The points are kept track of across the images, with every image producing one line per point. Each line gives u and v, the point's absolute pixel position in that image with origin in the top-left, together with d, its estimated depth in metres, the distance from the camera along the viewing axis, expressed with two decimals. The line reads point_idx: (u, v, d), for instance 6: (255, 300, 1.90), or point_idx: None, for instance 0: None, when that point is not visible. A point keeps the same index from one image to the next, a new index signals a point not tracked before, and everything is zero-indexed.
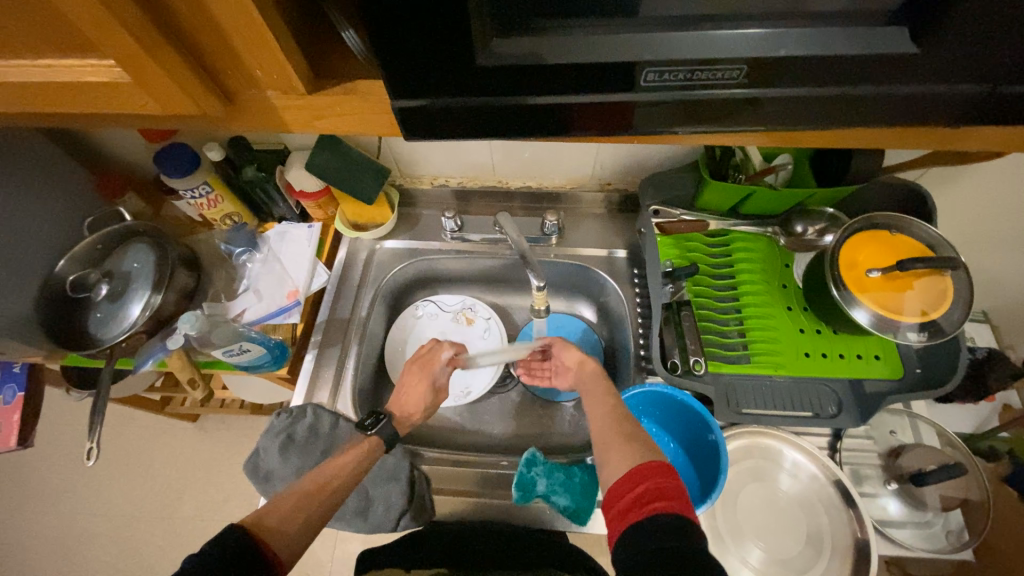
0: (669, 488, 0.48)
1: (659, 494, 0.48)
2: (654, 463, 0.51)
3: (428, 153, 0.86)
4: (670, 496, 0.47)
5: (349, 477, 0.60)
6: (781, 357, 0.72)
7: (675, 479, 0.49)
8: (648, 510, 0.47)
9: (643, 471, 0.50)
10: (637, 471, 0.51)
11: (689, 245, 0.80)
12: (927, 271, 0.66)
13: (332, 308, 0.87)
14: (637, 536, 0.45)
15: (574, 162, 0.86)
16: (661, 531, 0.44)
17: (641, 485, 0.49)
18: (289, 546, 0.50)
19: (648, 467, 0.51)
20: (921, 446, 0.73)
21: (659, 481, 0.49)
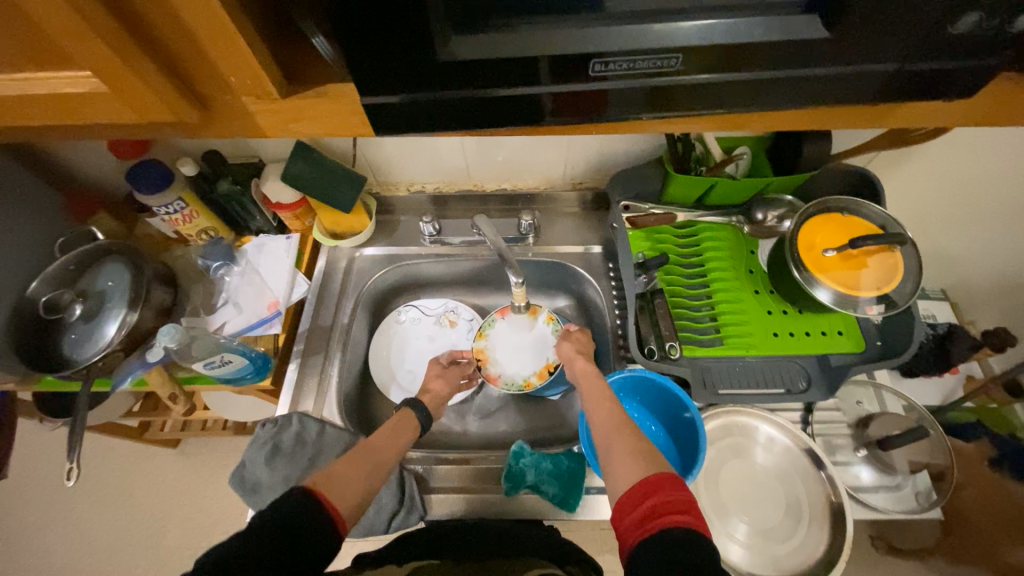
0: (681, 501, 0.46)
1: (667, 510, 0.46)
2: (664, 474, 0.49)
3: (404, 159, 0.87)
4: (682, 510, 0.46)
5: (394, 444, 0.64)
6: (752, 337, 0.76)
7: (685, 492, 0.48)
8: (659, 524, 0.45)
9: (653, 484, 0.48)
10: (646, 483, 0.49)
11: (659, 236, 0.83)
12: (878, 248, 0.70)
13: (314, 317, 0.87)
14: (648, 552, 0.43)
15: (546, 162, 0.89)
16: (672, 546, 0.42)
17: (652, 498, 0.47)
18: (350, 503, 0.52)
19: (657, 479, 0.49)
20: (886, 413, 0.78)
21: (670, 494, 0.47)
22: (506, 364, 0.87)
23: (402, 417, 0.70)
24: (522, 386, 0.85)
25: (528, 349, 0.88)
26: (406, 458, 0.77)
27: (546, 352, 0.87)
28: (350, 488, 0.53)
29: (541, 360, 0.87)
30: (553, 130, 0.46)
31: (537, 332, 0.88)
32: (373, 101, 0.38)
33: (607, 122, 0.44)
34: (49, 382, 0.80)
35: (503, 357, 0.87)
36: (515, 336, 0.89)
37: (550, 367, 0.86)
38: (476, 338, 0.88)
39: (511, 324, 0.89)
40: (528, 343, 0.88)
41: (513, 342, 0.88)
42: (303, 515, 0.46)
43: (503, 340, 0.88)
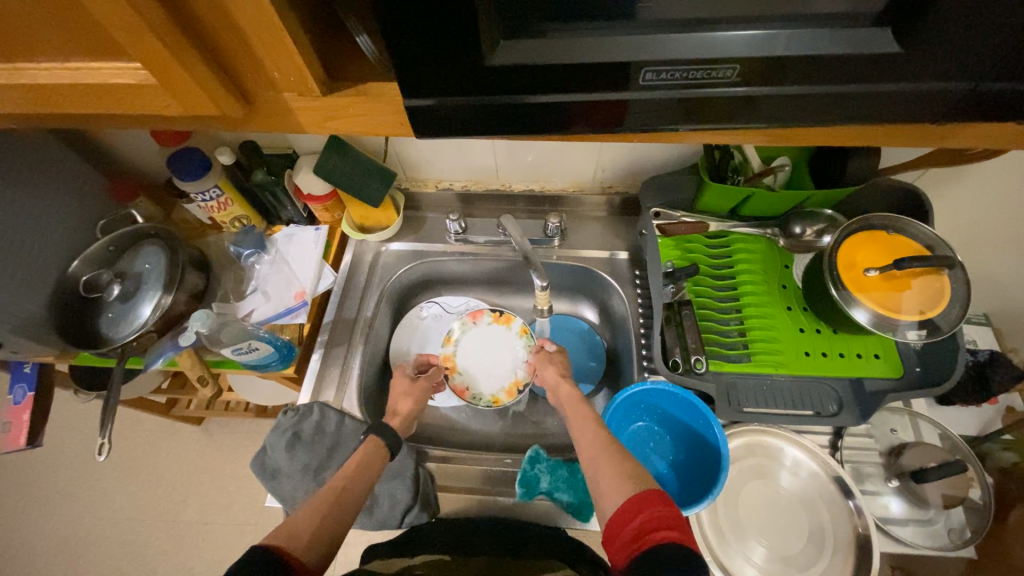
0: (665, 517, 0.47)
1: (653, 527, 0.46)
2: (648, 492, 0.50)
3: (434, 156, 0.87)
4: (667, 526, 0.46)
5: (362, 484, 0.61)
6: (782, 355, 0.73)
7: (671, 508, 0.48)
8: (644, 542, 0.45)
9: (638, 502, 0.49)
10: (632, 502, 0.49)
11: (689, 246, 0.81)
12: (924, 270, 0.67)
13: (339, 309, 0.88)
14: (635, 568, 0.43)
15: (576, 165, 0.88)
16: (665, 558, 0.42)
17: (638, 518, 0.47)
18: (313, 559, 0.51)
19: (644, 496, 0.49)
20: (922, 444, 0.74)
21: (655, 512, 0.47)
22: (474, 375, 0.86)
23: (367, 447, 0.65)
24: (489, 401, 0.83)
25: (499, 361, 0.87)
26: (423, 454, 0.77)
27: (516, 367, 0.86)
28: (314, 541, 0.52)
29: (510, 375, 0.85)
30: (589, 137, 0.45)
31: (508, 344, 0.87)
32: (412, 104, 0.38)
33: (646, 132, 0.42)
34: (86, 358, 0.84)
35: (471, 367, 0.86)
36: (485, 345, 0.88)
37: (519, 384, 0.84)
38: (445, 343, 0.88)
39: (482, 332, 0.88)
40: (498, 355, 0.87)
41: (483, 352, 0.87)
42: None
43: (472, 348, 0.88)
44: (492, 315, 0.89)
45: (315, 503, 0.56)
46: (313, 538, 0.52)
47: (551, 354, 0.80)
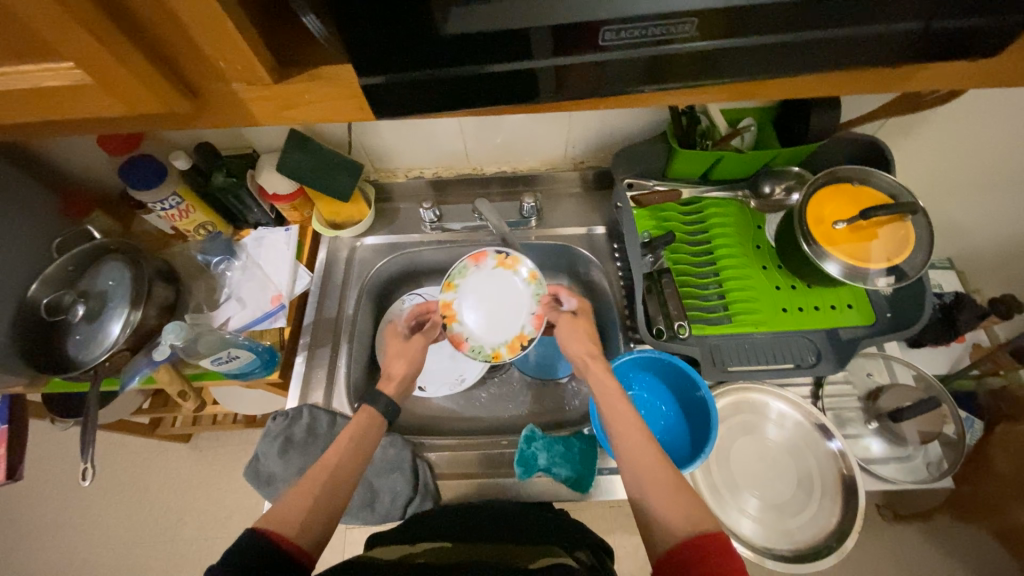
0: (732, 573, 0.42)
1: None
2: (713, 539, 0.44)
3: (403, 143, 0.85)
4: None
5: (362, 456, 0.61)
6: (761, 314, 0.76)
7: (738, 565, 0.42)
8: None
9: (701, 548, 0.44)
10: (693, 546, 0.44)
11: (664, 215, 0.83)
12: (889, 219, 0.69)
13: (319, 308, 0.87)
14: None
15: (546, 141, 0.87)
16: None
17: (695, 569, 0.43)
18: (314, 539, 0.51)
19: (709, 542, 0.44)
20: (897, 385, 0.77)
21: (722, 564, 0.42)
22: (475, 326, 0.79)
23: (361, 415, 0.65)
24: (490, 356, 0.77)
25: (504, 307, 0.80)
26: (417, 445, 0.77)
27: (523, 318, 0.79)
28: (308, 522, 0.52)
29: (514, 328, 0.79)
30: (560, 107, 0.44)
31: (514, 290, 0.81)
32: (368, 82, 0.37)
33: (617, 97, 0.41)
34: (59, 383, 0.81)
35: (472, 316, 0.80)
36: (489, 289, 0.81)
37: (526, 338, 0.78)
38: (445, 289, 0.81)
39: (485, 274, 0.81)
40: (505, 306, 0.80)
41: (486, 296, 0.81)
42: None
43: (475, 293, 0.81)
44: (496, 256, 0.81)
45: (304, 486, 0.55)
46: (309, 518, 0.52)
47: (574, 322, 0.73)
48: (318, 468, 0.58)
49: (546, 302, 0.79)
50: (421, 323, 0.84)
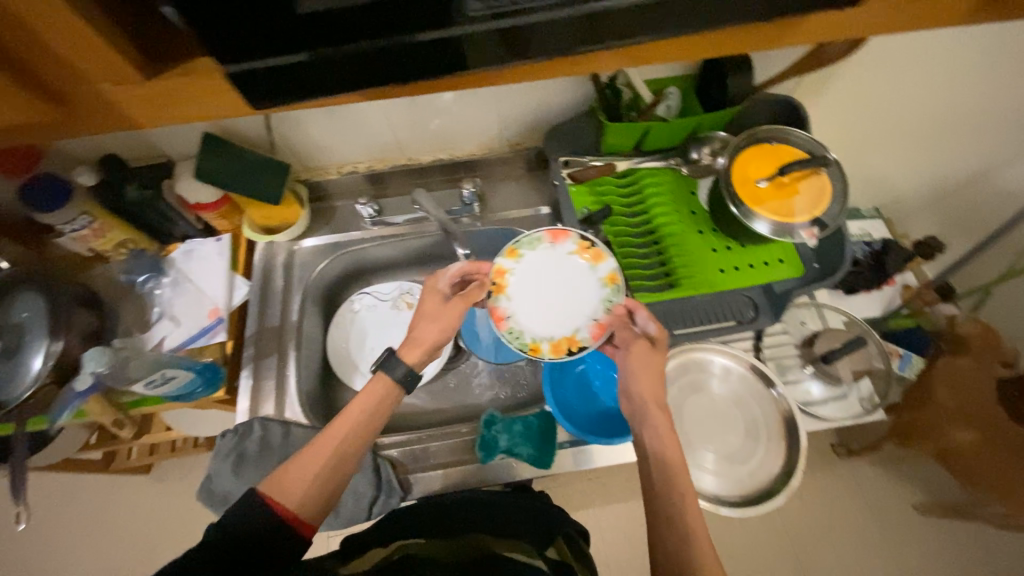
0: None
1: None
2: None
3: (331, 137, 0.83)
4: None
5: (369, 427, 0.62)
6: (702, 277, 0.78)
7: None
8: None
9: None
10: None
11: (601, 189, 0.84)
12: (807, 174, 0.72)
13: (262, 317, 0.83)
14: None
15: (479, 125, 0.86)
16: None
17: None
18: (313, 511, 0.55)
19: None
20: (827, 329, 0.82)
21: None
22: (523, 307, 0.73)
23: (381, 382, 0.65)
24: (528, 347, 0.70)
25: (563, 300, 0.73)
26: (377, 445, 0.76)
27: (581, 320, 0.72)
28: (307, 497, 0.56)
29: (567, 328, 0.72)
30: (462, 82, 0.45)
31: (584, 286, 0.74)
32: (271, 63, 0.37)
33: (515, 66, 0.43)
34: None
35: (524, 296, 0.73)
36: (554, 275, 0.74)
37: (575, 344, 0.71)
38: (506, 255, 0.75)
39: (555, 256, 0.75)
40: (566, 298, 0.73)
41: (546, 279, 0.74)
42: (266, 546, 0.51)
43: (537, 271, 0.74)
44: (578, 242, 0.75)
45: (314, 454, 0.58)
46: (307, 492, 0.56)
47: (649, 362, 0.65)
48: (329, 432, 0.60)
49: (617, 316, 0.70)
50: (466, 280, 0.76)
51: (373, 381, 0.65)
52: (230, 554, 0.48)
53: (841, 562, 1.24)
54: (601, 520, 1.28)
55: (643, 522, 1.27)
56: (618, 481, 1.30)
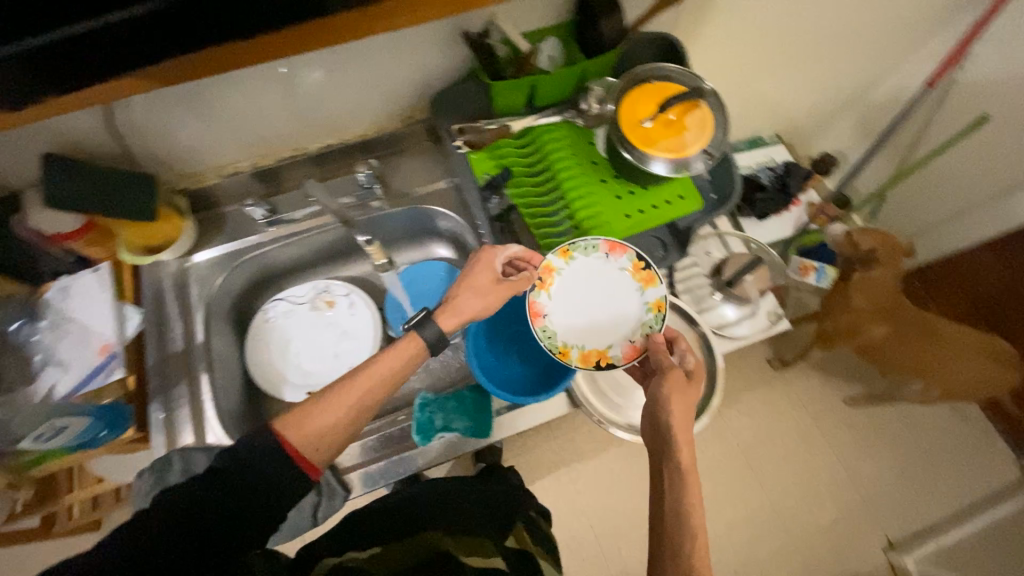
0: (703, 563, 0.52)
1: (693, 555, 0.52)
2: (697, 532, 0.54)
3: (198, 138, 0.76)
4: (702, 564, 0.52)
5: (392, 382, 0.62)
6: (609, 225, 0.80)
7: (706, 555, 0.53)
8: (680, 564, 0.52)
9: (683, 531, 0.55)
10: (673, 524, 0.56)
11: (500, 152, 0.83)
12: (690, 109, 0.74)
13: (162, 344, 0.78)
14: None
15: (361, 103, 0.81)
16: None
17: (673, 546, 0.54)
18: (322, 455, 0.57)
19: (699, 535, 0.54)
20: (731, 256, 0.87)
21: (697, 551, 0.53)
22: (561, 309, 0.74)
23: (414, 337, 0.65)
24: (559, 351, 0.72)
25: (603, 314, 0.74)
26: None
27: (617, 337, 0.73)
28: (325, 439, 0.57)
29: (602, 342, 0.73)
30: (225, 57, 0.48)
31: (626, 304, 0.75)
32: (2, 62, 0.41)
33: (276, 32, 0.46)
34: None
35: (565, 297, 0.74)
36: (600, 288, 0.75)
37: (606, 358, 0.72)
38: (560, 254, 0.75)
39: (605, 271, 0.75)
40: (606, 312, 0.74)
41: (593, 290, 0.75)
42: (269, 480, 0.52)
43: (584, 280, 0.75)
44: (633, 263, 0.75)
45: (338, 402, 0.58)
46: (321, 437, 0.57)
47: (682, 391, 0.64)
48: (356, 382, 0.60)
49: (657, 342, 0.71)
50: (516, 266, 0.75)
51: (407, 338, 0.64)
52: (235, 482, 0.51)
53: (787, 465, 1.36)
54: (573, 473, 1.33)
55: (608, 465, 1.34)
56: (582, 434, 1.35)
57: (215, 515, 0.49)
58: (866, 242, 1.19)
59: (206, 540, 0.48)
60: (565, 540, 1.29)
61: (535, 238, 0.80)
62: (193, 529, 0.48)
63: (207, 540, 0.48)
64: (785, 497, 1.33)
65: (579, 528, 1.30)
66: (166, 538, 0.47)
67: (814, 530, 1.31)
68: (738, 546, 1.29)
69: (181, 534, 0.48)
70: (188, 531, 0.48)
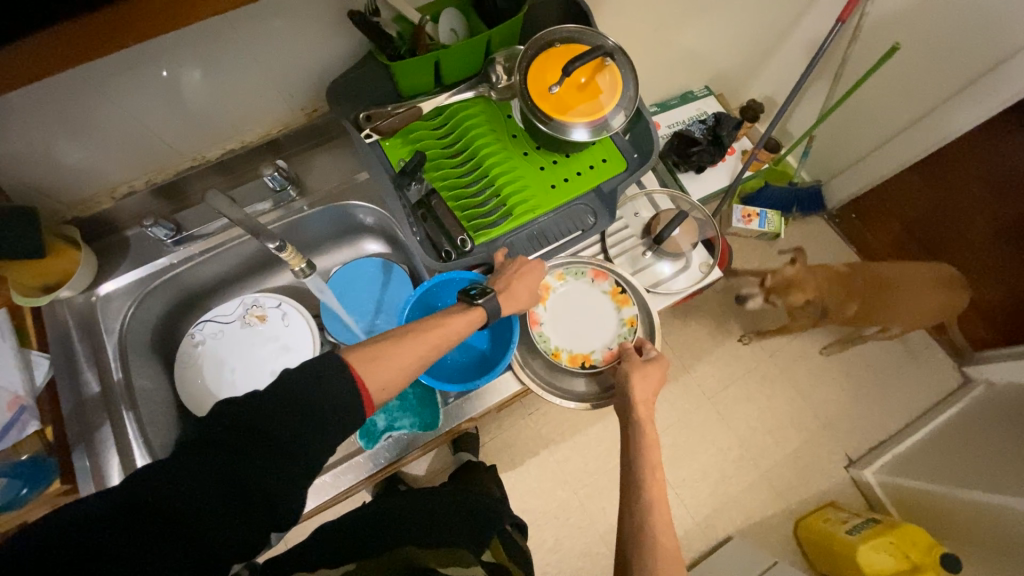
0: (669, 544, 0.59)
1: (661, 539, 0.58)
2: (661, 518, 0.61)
3: (76, 161, 0.69)
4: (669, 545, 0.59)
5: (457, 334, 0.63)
6: (535, 198, 0.79)
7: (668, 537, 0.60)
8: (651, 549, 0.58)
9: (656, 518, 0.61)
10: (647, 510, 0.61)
11: (414, 135, 0.79)
12: (600, 70, 0.73)
13: (77, 388, 0.73)
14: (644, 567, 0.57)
15: (258, 102, 0.76)
16: None
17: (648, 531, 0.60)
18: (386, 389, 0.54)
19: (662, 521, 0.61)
20: (660, 213, 0.88)
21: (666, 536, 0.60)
22: (554, 321, 0.81)
23: (480, 307, 0.66)
24: (550, 354, 0.78)
25: (588, 325, 0.81)
26: None
27: (600, 344, 0.80)
28: (392, 381, 0.55)
29: (587, 349, 0.80)
30: (72, 51, 0.40)
31: (608, 317, 0.82)
32: None
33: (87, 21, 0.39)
34: None
35: (557, 310, 0.82)
36: (587, 305, 0.82)
37: (590, 361, 0.79)
38: (555, 275, 0.83)
39: (591, 291, 0.83)
40: (591, 324, 0.81)
41: (580, 307, 0.82)
42: (327, 406, 0.49)
43: (574, 297, 0.82)
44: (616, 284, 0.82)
45: (406, 346, 0.58)
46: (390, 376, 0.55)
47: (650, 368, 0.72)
48: (424, 335, 0.60)
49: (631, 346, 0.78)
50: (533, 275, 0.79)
51: (469, 312, 0.64)
52: (286, 409, 0.47)
53: (751, 404, 1.41)
54: (550, 446, 1.35)
55: (581, 431, 1.37)
56: (554, 407, 1.37)
57: (255, 443, 0.45)
58: (801, 299, 1.19)
59: (239, 468, 0.44)
60: (551, 511, 1.32)
61: (462, 221, 0.78)
62: (228, 450, 0.44)
63: (239, 466, 0.44)
64: (752, 435, 1.39)
65: (562, 496, 1.33)
66: (203, 455, 0.44)
67: (781, 460, 1.38)
68: (713, 487, 1.34)
69: (219, 453, 0.44)
70: (223, 466, 0.43)
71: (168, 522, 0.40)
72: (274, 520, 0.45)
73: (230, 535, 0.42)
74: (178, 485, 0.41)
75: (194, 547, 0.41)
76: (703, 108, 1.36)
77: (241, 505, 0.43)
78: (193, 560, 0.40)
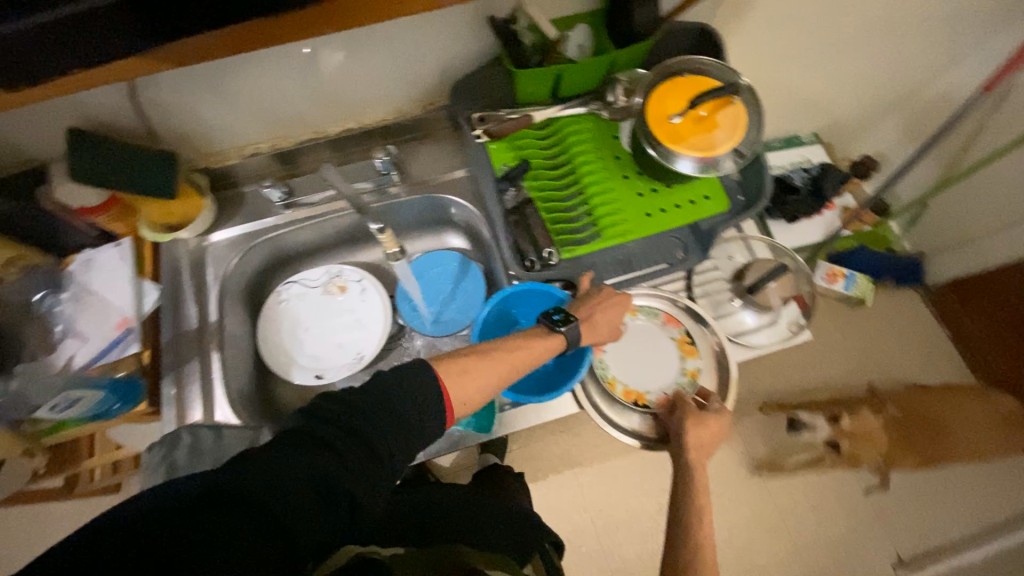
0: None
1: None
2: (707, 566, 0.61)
3: (217, 116, 0.75)
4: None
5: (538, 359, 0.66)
6: (628, 222, 0.77)
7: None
8: None
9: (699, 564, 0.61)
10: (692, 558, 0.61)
11: (520, 142, 0.80)
12: (723, 106, 0.70)
13: (177, 321, 0.79)
14: None
15: (383, 88, 0.79)
16: None
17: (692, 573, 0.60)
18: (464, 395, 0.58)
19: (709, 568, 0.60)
20: (754, 261, 0.85)
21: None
22: (616, 353, 0.79)
23: (561, 335, 0.67)
24: (606, 382, 0.77)
25: (648, 366, 0.79)
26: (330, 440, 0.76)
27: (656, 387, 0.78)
28: (474, 398, 0.59)
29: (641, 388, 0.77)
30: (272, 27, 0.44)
31: (670, 365, 0.79)
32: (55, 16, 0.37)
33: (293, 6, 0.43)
34: None
35: (622, 343, 0.79)
36: (652, 346, 0.79)
37: (643, 400, 0.77)
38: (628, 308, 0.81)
39: (659, 334, 0.80)
40: (651, 366, 0.79)
41: (644, 347, 0.79)
42: (419, 416, 0.53)
43: (640, 335, 0.80)
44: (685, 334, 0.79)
45: (495, 364, 0.61)
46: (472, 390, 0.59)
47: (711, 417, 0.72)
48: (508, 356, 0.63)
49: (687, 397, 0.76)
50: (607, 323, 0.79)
51: (550, 338, 0.66)
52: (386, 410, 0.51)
53: None
54: (576, 468, 1.32)
55: (612, 462, 1.33)
56: (589, 431, 1.34)
57: (356, 440, 0.49)
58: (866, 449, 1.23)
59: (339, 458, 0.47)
60: (566, 534, 1.29)
61: (551, 233, 0.77)
62: (319, 448, 0.47)
63: (326, 465, 0.46)
64: None
65: (579, 521, 1.30)
66: (302, 447, 0.46)
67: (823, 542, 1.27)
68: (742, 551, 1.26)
69: (319, 443, 0.47)
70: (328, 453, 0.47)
71: (267, 508, 0.42)
72: (351, 523, 0.46)
73: (315, 526, 0.44)
74: (266, 479, 0.43)
75: (284, 530, 0.42)
76: (809, 156, 1.28)
77: (329, 502, 0.45)
78: (280, 549, 0.41)
